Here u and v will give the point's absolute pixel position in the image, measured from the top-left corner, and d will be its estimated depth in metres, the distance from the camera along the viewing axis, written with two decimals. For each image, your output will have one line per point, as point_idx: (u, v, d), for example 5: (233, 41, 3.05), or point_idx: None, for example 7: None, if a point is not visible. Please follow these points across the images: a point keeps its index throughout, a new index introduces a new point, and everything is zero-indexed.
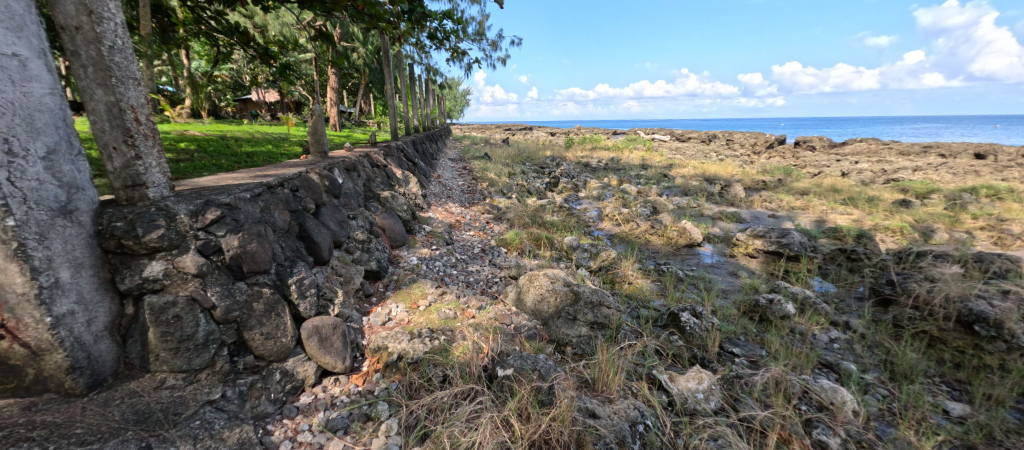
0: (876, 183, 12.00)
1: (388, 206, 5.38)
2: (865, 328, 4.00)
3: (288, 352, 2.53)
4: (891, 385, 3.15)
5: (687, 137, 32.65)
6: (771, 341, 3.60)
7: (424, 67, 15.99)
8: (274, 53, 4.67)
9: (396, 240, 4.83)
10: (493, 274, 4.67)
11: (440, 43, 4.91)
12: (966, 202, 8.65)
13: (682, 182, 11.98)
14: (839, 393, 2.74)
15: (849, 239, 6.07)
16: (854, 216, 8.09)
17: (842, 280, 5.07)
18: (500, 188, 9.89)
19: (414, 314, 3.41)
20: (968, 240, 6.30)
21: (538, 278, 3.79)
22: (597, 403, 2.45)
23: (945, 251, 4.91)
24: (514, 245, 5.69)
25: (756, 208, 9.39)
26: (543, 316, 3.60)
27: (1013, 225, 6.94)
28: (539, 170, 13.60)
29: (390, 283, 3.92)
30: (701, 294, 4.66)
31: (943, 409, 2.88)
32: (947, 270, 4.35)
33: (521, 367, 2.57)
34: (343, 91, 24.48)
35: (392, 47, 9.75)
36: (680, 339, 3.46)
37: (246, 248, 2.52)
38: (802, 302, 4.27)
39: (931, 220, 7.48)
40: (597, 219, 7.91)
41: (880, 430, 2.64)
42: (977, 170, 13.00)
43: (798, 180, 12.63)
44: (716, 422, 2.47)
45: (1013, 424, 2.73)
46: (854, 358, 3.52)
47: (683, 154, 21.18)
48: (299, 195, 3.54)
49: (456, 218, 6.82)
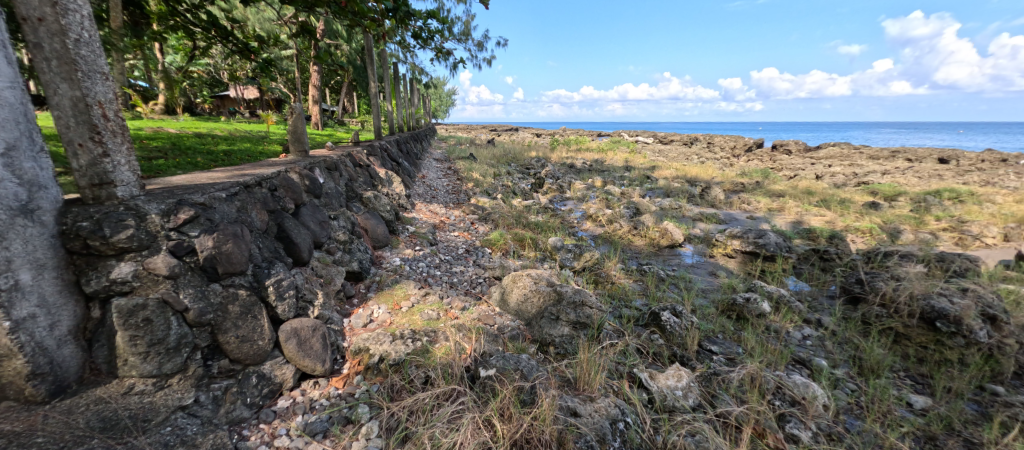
0: (848, 186, 12.51)
1: (371, 206, 5.29)
2: (837, 325, 4.16)
3: (265, 355, 2.47)
4: (859, 379, 3.29)
5: (670, 138, 33.10)
6: (747, 338, 3.70)
7: (409, 66, 15.86)
8: (255, 48, 4.57)
9: (378, 240, 4.77)
10: (477, 275, 4.67)
11: (424, 42, 4.89)
12: (930, 205, 9.11)
13: (664, 184, 12.26)
14: (810, 388, 2.84)
15: (821, 240, 6.36)
16: (827, 217, 8.43)
17: (814, 279, 5.28)
18: (485, 189, 9.91)
19: (397, 316, 3.38)
20: (931, 241, 6.62)
21: (522, 278, 3.81)
22: (578, 401, 2.48)
23: (910, 251, 5.16)
24: (498, 246, 5.70)
25: (735, 209, 9.66)
26: (526, 316, 3.61)
27: (973, 226, 7.33)
28: (524, 171, 13.67)
29: (373, 284, 3.87)
30: (681, 293, 4.78)
31: (907, 402, 3.01)
32: (911, 269, 4.56)
33: (503, 367, 2.59)
34: (325, 88, 24.15)
35: (375, 45, 9.61)
36: (660, 338, 3.55)
37: (221, 248, 2.45)
38: (778, 301, 4.42)
39: (898, 222, 7.85)
40: (581, 220, 8.01)
41: (849, 423, 2.76)
42: (939, 175, 13.70)
43: (775, 182, 13.06)
44: (693, 419, 2.53)
45: (971, 415, 2.89)
46: (825, 354, 3.66)
47: (666, 157, 21.51)
48: (277, 195, 3.46)
49: (440, 219, 6.81)
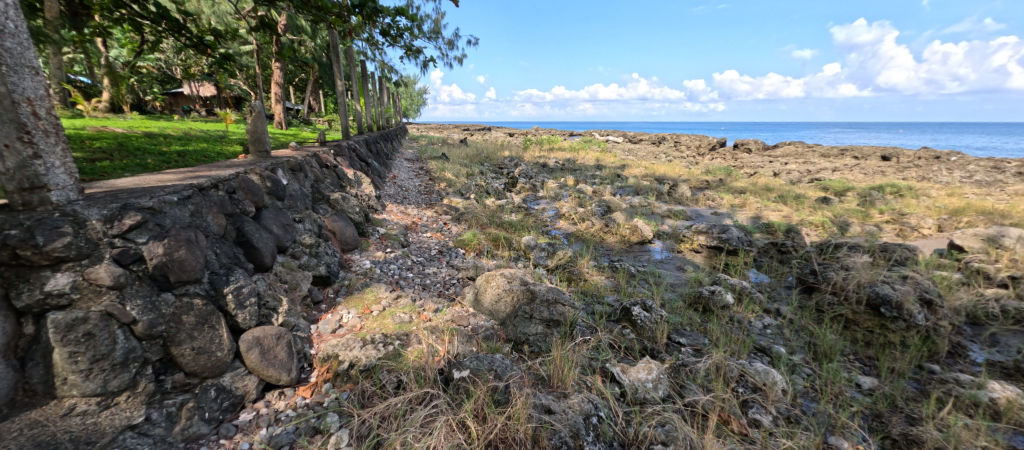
0: (802, 182, 13.27)
1: (339, 208, 5.12)
2: (794, 314, 4.40)
3: (225, 366, 2.35)
4: (814, 364, 3.49)
5: (638, 138, 34.00)
6: (713, 329, 3.85)
7: (378, 65, 15.48)
8: (211, 43, 4.33)
9: (347, 243, 4.62)
10: (451, 275, 4.63)
11: (393, 39, 4.78)
12: (874, 199, 9.80)
13: (633, 182, 12.57)
14: (770, 375, 2.99)
15: (779, 234, 6.72)
16: (784, 212, 8.90)
17: (773, 271, 5.57)
18: (458, 189, 9.83)
19: (368, 320, 3.29)
20: (876, 233, 7.13)
21: (495, 278, 3.80)
22: (552, 399, 2.50)
23: (857, 243, 5.53)
24: (472, 246, 5.67)
25: (701, 206, 10.04)
26: (500, 316, 3.61)
27: (912, 218, 7.94)
28: (497, 170, 13.66)
29: (342, 288, 3.75)
30: (651, 288, 4.92)
31: (856, 383, 3.23)
32: (859, 260, 4.89)
33: (477, 368, 2.57)
34: (289, 87, 23.24)
35: (341, 42, 9.31)
36: (631, 333, 3.64)
37: (173, 255, 2.31)
38: (740, 293, 4.63)
39: (847, 216, 8.40)
40: (555, 219, 8.09)
41: (805, 406, 2.93)
42: (882, 171, 14.76)
43: (737, 179, 13.67)
44: (663, 409, 2.61)
45: (911, 392, 3.13)
46: (783, 341, 3.87)
47: (635, 156, 22.07)
48: (236, 197, 3.29)
49: (412, 220, 6.69)
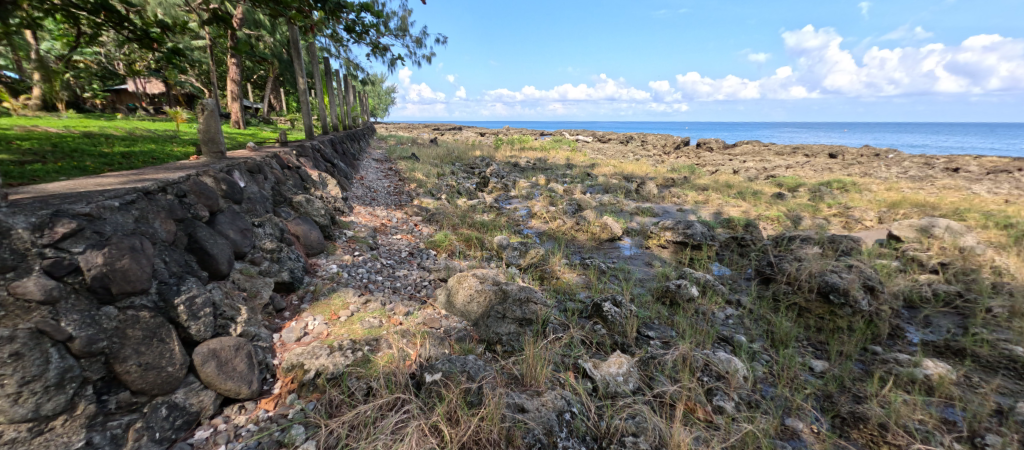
0: (759, 179, 14.01)
1: (302, 211, 4.92)
2: (753, 304, 4.63)
3: (177, 382, 2.19)
4: (772, 351, 3.69)
5: (607, 137, 34.74)
6: (679, 322, 3.99)
7: (343, 62, 15.01)
8: (157, 36, 4.04)
9: (312, 247, 4.44)
10: (422, 277, 4.55)
11: (358, 36, 4.65)
12: (823, 194, 10.48)
13: (603, 180, 12.84)
14: (732, 363, 3.13)
15: (739, 228, 7.05)
16: (743, 207, 9.36)
17: (734, 264, 5.85)
18: (428, 189, 9.69)
19: (335, 326, 3.18)
20: (825, 225, 7.63)
21: (467, 279, 3.77)
22: (525, 397, 2.51)
23: (808, 235, 5.90)
24: (443, 247, 5.60)
25: (667, 203, 10.39)
26: (473, 317, 3.57)
27: (856, 211, 8.55)
28: (468, 170, 13.58)
29: (306, 294, 3.60)
30: (621, 283, 5.04)
31: (810, 367, 3.44)
32: (810, 251, 5.21)
33: (449, 370, 2.55)
34: (247, 84, 22.10)
35: (302, 38, 8.94)
36: (603, 328, 3.71)
37: (115, 265, 2.14)
38: (704, 286, 4.83)
39: (800, 210, 8.93)
40: (526, 218, 8.13)
41: (764, 390, 3.09)
42: (830, 168, 15.82)
43: (700, 177, 14.24)
44: (633, 402, 2.68)
45: (858, 373, 3.37)
46: (744, 330, 4.07)
47: (604, 155, 22.55)
48: (187, 201, 3.10)
49: (381, 222, 6.53)
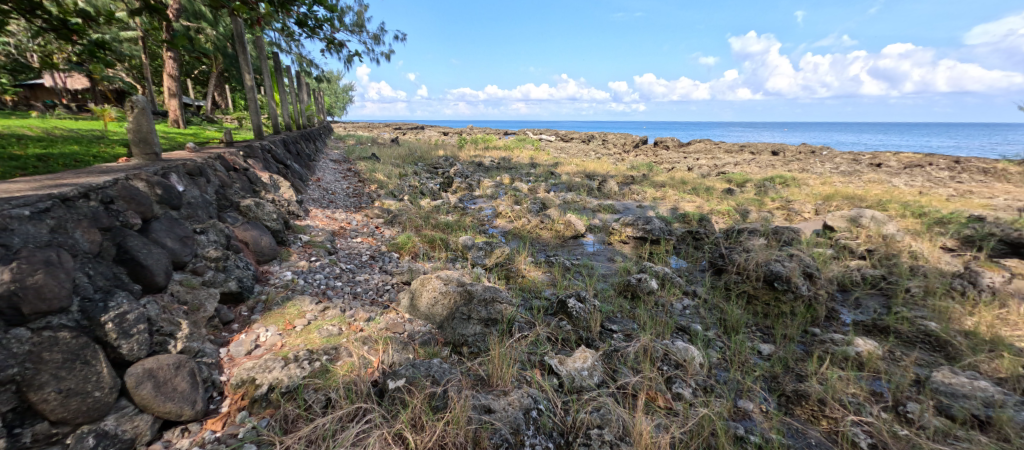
0: (711, 175, 14.80)
1: (252, 215, 4.62)
2: (707, 294, 4.89)
3: (107, 408, 1.98)
4: (725, 337, 3.91)
5: (569, 136, 35.37)
6: (640, 314, 4.13)
7: (295, 58, 14.26)
8: (78, 27, 3.64)
9: (263, 253, 4.18)
10: (384, 281, 4.42)
11: (311, 31, 4.43)
12: (768, 188, 11.24)
13: (566, 179, 13.06)
14: (689, 351, 3.28)
15: (694, 222, 7.41)
16: (697, 202, 9.86)
17: (690, 256, 6.14)
18: (390, 190, 9.42)
19: (290, 337, 3.02)
20: (769, 218, 8.19)
21: (431, 281, 3.70)
22: (491, 398, 2.50)
23: (755, 228, 6.30)
24: (407, 249, 5.47)
25: (627, 200, 10.74)
26: (438, 319, 3.52)
27: (796, 204, 9.24)
28: (431, 170, 13.35)
29: (258, 304, 3.39)
30: (585, 279, 5.15)
31: (758, 351, 3.67)
32: (757, 242, 5.57)
33: (413, 376, 2.48)
34: (187, 81, 20.51)
35: (248, 31, 8.39)
36: (568, 324, 3.77)
37: (27, 282, 1.91)
38: (663, 278, 5.03)
39: (747, 204, 9.53)
40: (491, 218, 8.11)
41: (719, 375, 3.26)
42: (773, 164, 16.99)
43: (657, 174, 14.83)
44: (598, 395, 2.75)
45: (799, 354, 3.65)
46: (700, 319, 4.29)
47: (567, 153, 22.95)
48: (115, 208, 2.82)
49: (340, 225, 6.28)
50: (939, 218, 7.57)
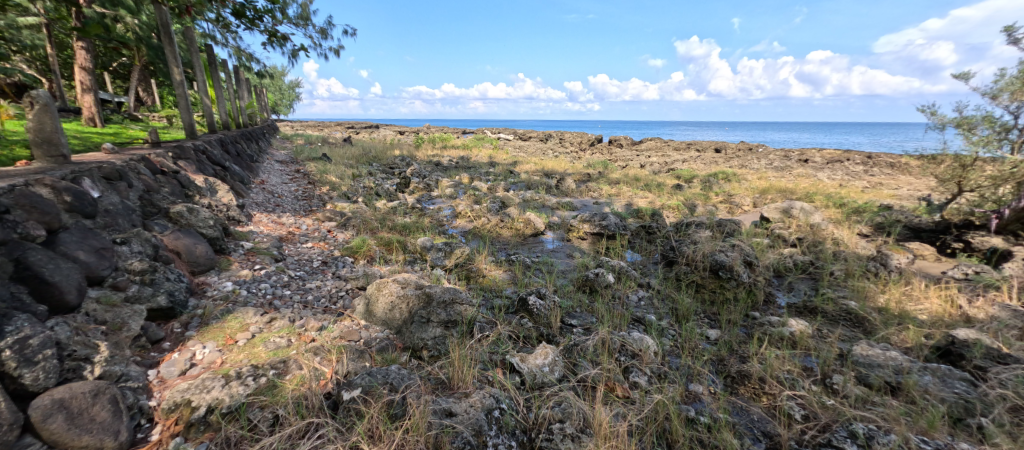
0: (662, 172, 15.54)
1: (184, 222, 4.22)
2: (660, 285, 5.13)
3: (9, 445, 1.69)
4: (676, 325, 4.12)
5: (527, 135, 35.70)
6: (598, 308, 4.25)
7: (232, 52, 13.23)
8: None
9: (199, 264, 3.84)
10: (338, 287, 4.22)
11: (249, 21, 4.13)
12: (712, 183, 11.99)
13: (525, 177, 13.17)
14: (644, 341, 3.42)
15: (647, 217, 7.74)
16: (650, 198, 10.31)
17: (644, 250, 6.41)
18: (342, 192, 9.02)
19: (231, 353, 2.80)
20: (714, 211, 8.74)
21: (387, 285, 3.58)
22: (452, 401, 2.46)
23: (702, 221, 6.70)
24: (362, 253, 5.26)
25: (584, 197, 11.01)
26: (396, 324, 3.42)
27: (738, 197, 9.93)
28: (387, 170, 12.93)
29: (193, 319, 3.11)
30: (545, 276, 5.22)
31: (707, 336, 3.91)
32: (704, 234, 5.92)
33: (369, 384, 2.39)
34: (105, 74, 18.41)
35: (175, 21, 7.67)
36: (529, 322, 3.80)
37: None
38: (619, 272, 5.21)
39: (695, 198, 10.11)
40: (451, 218, 8.00)
41: (672, 362, 3.43)
42: (716, 161, 18.15)
43: (612, 171, 15.34)
44: (559, 390, 2.79)
45: (742, 336, 3.92)
46: (653, 310, 4.49)
47: (525, 152, 23.15)
48: (11, 218, 2.47)
49: (288, 230, 5.92)
50: (856, 208, 8.45)
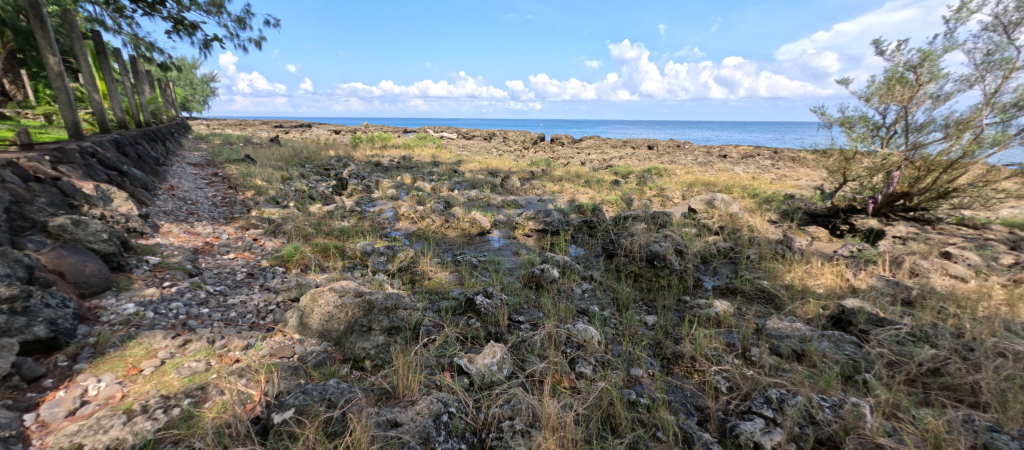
0: (601, 169, 16.25)
1: (69, 237, 3.60)
2: (602, 277, 5.36)
3: None
4: (617, 314, 4.33)
5: (470, 134, 35.48)
6: (544, 303, 4.34)
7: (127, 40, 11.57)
8: None
9: (91, 285, 3.30)
10: (267, 301, 3.88)
11: None
12: (647, 178, 12.78)
13: (469, 177, 13.06)
14: (588, 332, 3.55)
15: (588, 212, 8.05)
16: (591, 194, 10.73)
17: (586, 244, 6.66)
18: (270, 196, 8.30)
19: (134, 384, 2.45)
20: (649, 204, 9.31)
21: (323, 295, 3.35)
22: (398, 410, 2.37)
23: (638, 214, 7.10)
24: (294, 262, 4.88)
25: (529, 194, 11.19)
26: (334, 336, 3.23)
27: (669, 191, 10.69)
28: (321, 172, 12.13)
29: (84, 350, 2.67)
30: (492, 274, 5.22)
31: (645, 322, 4.15)
32: (640, 227, 6.29)
33: (303, 403, 2.22)
34: None
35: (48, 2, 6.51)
36: (476, 322, 3.77)
37: None
38: (564, 267, 5.36)
39: (632, 193, 10.70)
40: (393, 220, 7.70)
41: (614, 349, 3.60)
42: (649, 157, 19.37)
43: (555, 169, 15.75)
44: (508, 387, 2.80)
45: (675, 320, 4.23)
46: (596, 301, 4.68)
47: (470, 151, 22.98)
48: None
49: (205, 240, 5.32)
50: (766, 197, 9.49)
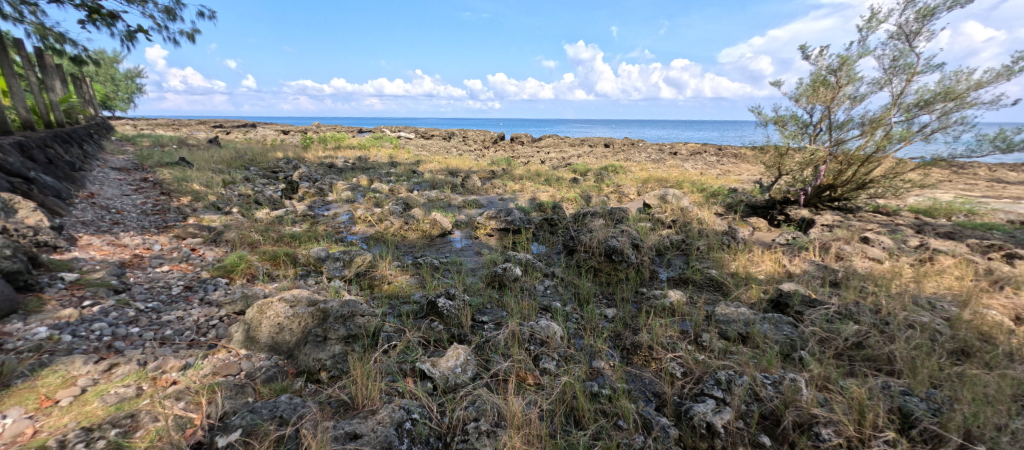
0: (560, 167, 16.56)
1: None
2: (563, 273, 5.46)
3: None
4: (579, 309, 4.43)
5: (428, 134, 34.84)
6: (508, 302, 4.35)
7: None
8: None
9: None
10: (209, 315, 3.59)
11: None
12: (603, 176, 13.16)
13: (428, 177, 12.82)
14: (550, 328, 3.61)
15: (549, 210, 8.16)
16: (550, 192, 10.89)
17: (547, 241, 6.75)
18: (210, 202, 7.68)
19: (48, 418, 2.16)
20: (607, 201, 9.60)
21: (272, 306, 3.15)
22: (357, 421, 2.28)
23: (596, 210, 7.30)
24: (239, 272, 4.55)
25: (490, 193, 11.16)
26: (286, 348, 3.05)
27: (624, 187, 11.09)
28: (268, 175, 11.40)
29: None
30: (455, 275, 5.16)
31: (605, 315, 4.27)
32: (598, 223, 6.47)
33: (252, 422, 2.08)
34: None
35: None
36: (439, 324, 3.70)
37: None
38: (526, 265, 5.40)
39: (590, 190, 10.98)
40: (348, 224, 7.39)
41: (577, 343, 3.68)
42: (606, 155, 19.98)
43: (515, 168, 15.83)
44: (472, 389, 2.78)
45: (633, 311, 4.39)
46: (558, 296, 4.75)
47: (428, 151, 22.55)
48: None
49: (133, 252, 4.83)
50: (712, 192, 10.10)
